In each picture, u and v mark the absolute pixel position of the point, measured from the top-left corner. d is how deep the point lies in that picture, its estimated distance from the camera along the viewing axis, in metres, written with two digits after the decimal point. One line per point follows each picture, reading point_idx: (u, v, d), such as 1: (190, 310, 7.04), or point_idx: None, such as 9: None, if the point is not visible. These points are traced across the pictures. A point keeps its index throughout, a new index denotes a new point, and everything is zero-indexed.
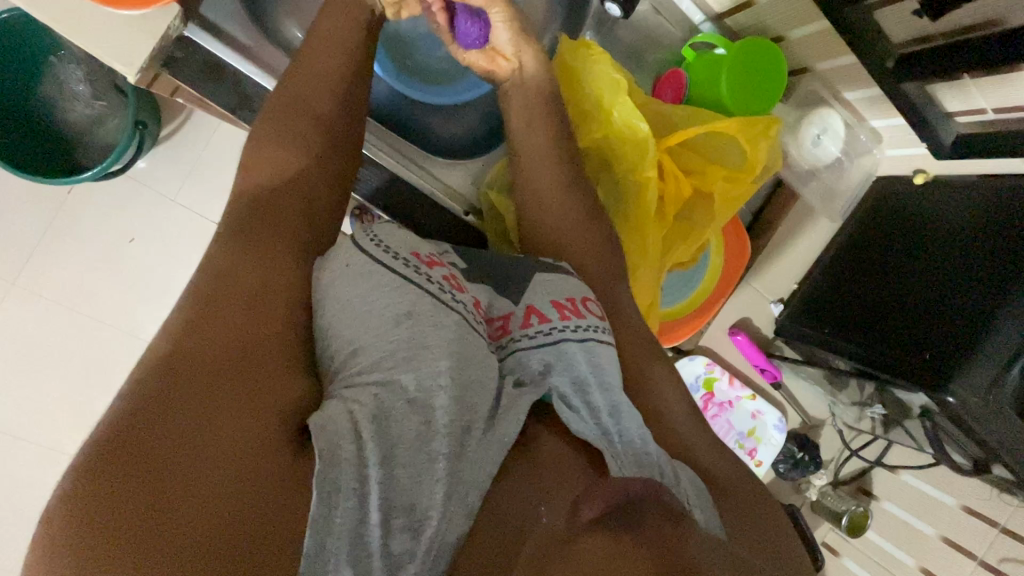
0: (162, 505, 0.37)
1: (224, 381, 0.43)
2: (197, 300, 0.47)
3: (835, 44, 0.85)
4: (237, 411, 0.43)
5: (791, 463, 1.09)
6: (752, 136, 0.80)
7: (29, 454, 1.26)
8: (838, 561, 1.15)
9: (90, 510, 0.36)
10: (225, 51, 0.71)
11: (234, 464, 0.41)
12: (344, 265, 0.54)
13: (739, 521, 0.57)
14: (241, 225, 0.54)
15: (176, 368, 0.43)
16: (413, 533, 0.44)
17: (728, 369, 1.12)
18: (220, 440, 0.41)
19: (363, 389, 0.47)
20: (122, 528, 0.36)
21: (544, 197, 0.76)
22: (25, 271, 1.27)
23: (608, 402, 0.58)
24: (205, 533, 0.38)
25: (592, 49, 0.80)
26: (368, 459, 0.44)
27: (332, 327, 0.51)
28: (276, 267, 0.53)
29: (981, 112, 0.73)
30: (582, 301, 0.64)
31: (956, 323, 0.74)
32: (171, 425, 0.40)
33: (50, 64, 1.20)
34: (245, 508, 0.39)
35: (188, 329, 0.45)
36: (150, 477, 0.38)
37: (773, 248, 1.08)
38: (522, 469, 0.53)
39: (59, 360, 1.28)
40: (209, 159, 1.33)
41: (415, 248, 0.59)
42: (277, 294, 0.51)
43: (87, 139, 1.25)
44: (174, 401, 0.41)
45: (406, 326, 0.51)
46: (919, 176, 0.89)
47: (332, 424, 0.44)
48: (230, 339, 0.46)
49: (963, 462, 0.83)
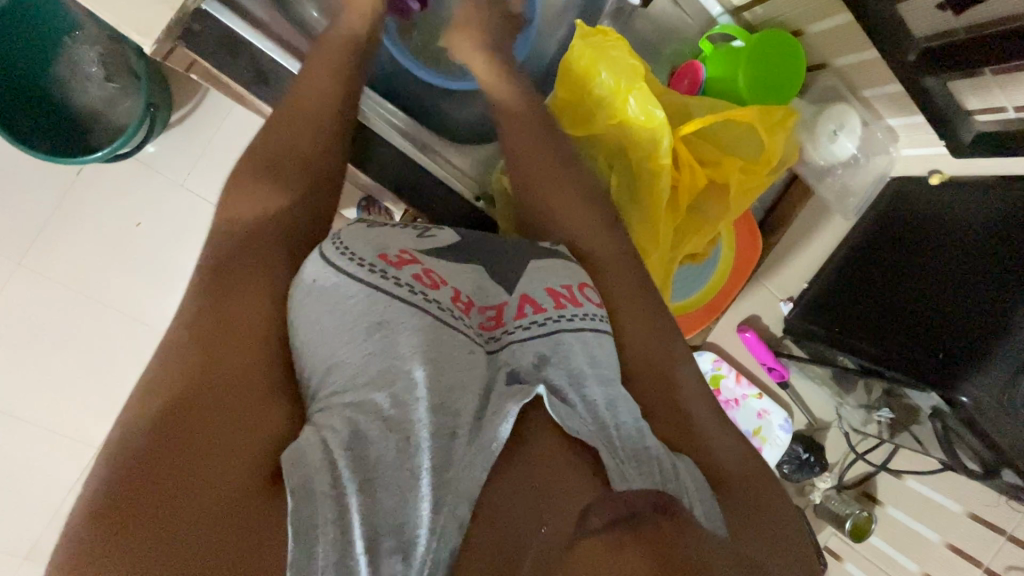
0: (156, 516, 0.40)
1: (212, 410, 0.46)
2: (196, 326, 0.51)
3: (855, 37, 0.84)
4: (225, 447, 0.44)
5: (797, 464, 1.06)
6: (770, 125, 0.80)
7: (31, 434, 1.28)
8: (841, 566, 1.13)
9: (95, 522, 0.39)
10: (244, 27, 0.71)
11: (224, 476, 0.43)
12: (311, 281, 0.55)
13: (747, 523, 0.55)
14: (234, 257, 0.57)
15: (172, 412, 0.45)
16: (404, 556, 0.46)
17: (736, 366, 1.10)
18: (210, 481, 0.42)
19: (338, 414, 0.49)
20: (121, 537, 0.39)
21: (540, 189, 0.75)
22: (32, 249, 1.27)
23: (603, 394, 0.57)
24: (193, 541, 0.40)
25: (612, 40, 0.80)
26: (346, 487, 0.45)
27: (304, 351, 0.53)
28: (250, 289, 0.55)
29: (1002, 110, 0.72)
30: (579, 288, 0.64)
31: (972, 328, 0.73)
32: (164, 470, 0.42)
33: (65, 45, 1.22)
34: (230, 524, 0.41)
35: (182, 372, 0.47)
36: (140, 502, 0.40)
37: (785, 247, 1.07)
38: (519, 474, 0.50)
39: (65, 342, 1.30)
40: (223, 140, 1.34)
41: (383, 250, 0.58)
42: (250, 328, 0.52)
43: (99, 121, 1.26)
44: (167, 448, 0.43)
45: (377, 337, 0.52)
46: (935, 176, 0.88)
47: (306, 455, 0.45)
48: (223, 379, 0.48)
49: (975, 466, 0.81)
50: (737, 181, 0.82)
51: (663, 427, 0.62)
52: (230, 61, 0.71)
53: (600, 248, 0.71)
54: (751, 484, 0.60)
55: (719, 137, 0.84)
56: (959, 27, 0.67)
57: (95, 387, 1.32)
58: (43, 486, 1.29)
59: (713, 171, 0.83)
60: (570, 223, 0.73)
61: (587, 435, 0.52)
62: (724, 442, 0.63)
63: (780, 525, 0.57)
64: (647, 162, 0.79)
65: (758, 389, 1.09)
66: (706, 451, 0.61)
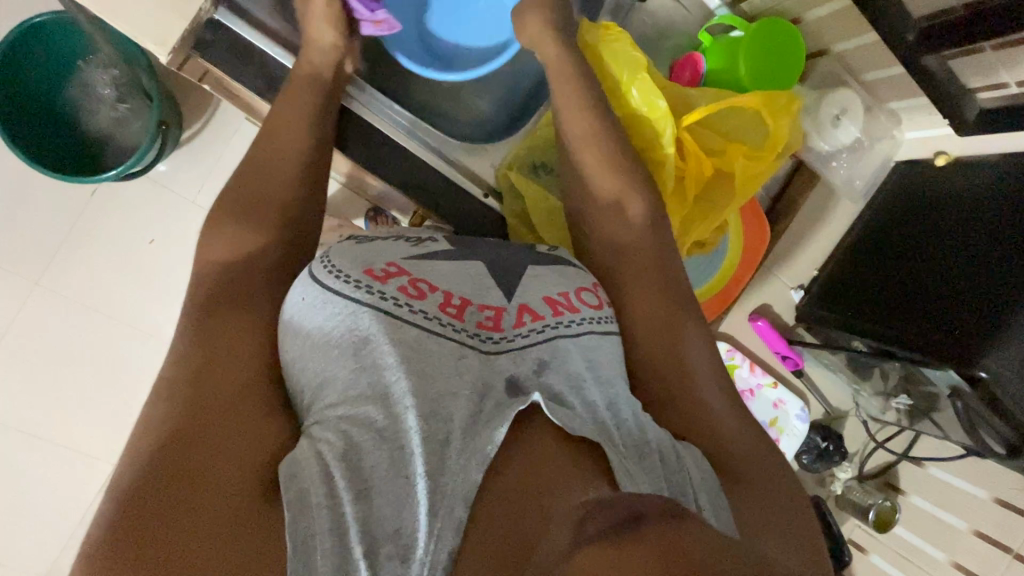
0: (170, 523, 0.43)
1: (220, 421, 0.49)
2: (198, 348, 0.54)
3: (857, 19, 0.85)
4: (231, 454, 0.48)
5: (816, 453, 1.06)
6: (774, 110, 0.81)
7: (47, 452, 1.29)
8: (866, 559, 1.10)
9: (121, 529, 0.43)
10: (253, 34, 0.73)
11: (231, 480, 0.46)
12: (299, 298, 0.57)
13: (753, 513, 0.56)
14: (213, 297, 0.59)
15: (160, 457, 0.46)
16: (402, 560, 0.46)
17: (749, 355, 1.09)
18: (201, 523, 0.44)
19: (332, 427, 0.51)
20: (139, 543, 0.42)
21: (587, 188, 0.76)
22: (50, 268, 1.30)
23: (603, 395, 0.58)
24: (206, 543, 0.43)
25: (621, 36, 0.82)
26: (341, 496, 0.47)
27: (294, 363, 0.55)
28: (244, 316, 0.58)
29: (1004, 86, 0.73)
30: (577, 293, 0.64)
31: (980, 304, 0.73)
32: (175, 478, 0.45)
33: (79, 69, 1.26)
34: (237, 529, 0.44)
35: (174, 410, 0.49)
36: (157, 507, 0.44)
37: (795, 238, 1.05)
38: (515, 473, 0.51)
39: (81, 360, 1.31)
40: (232, 154, 1.36)
41: (368, 265, 0.59)
42: (239, 357, 0.55)
43: (113, 141, 1.29)
44: (164, 485, 0.45)
45: (363, 353, 0.54)
46: (941, 157, 0.89)
47: (301, 469, 0.47)
48: (215, 413, 0.50)
49: (998, 447, 0.78)
50: (742, 168, 0.82)
51: (683, 417, 0.62)
52: (241, 65, 0.73)
53: (608, 250, 0.73)
54: (766, 471, 0.59)
55: (723, 125, 0.84)
56: (957, 6, 0.69)
57: (108, 402, 1.33)
58: (56, 504, 1.30)
59: (719, 160, 0.83)
60: (596, 221, 0.75)
61: (588, 431, 0.53)
62: (740, 431, 0.62)
63: (788, 506, 0.58)
64: (654, 151, 0.81)
65: (773, 378, 1.08)
66: (716, 444, 0.60)
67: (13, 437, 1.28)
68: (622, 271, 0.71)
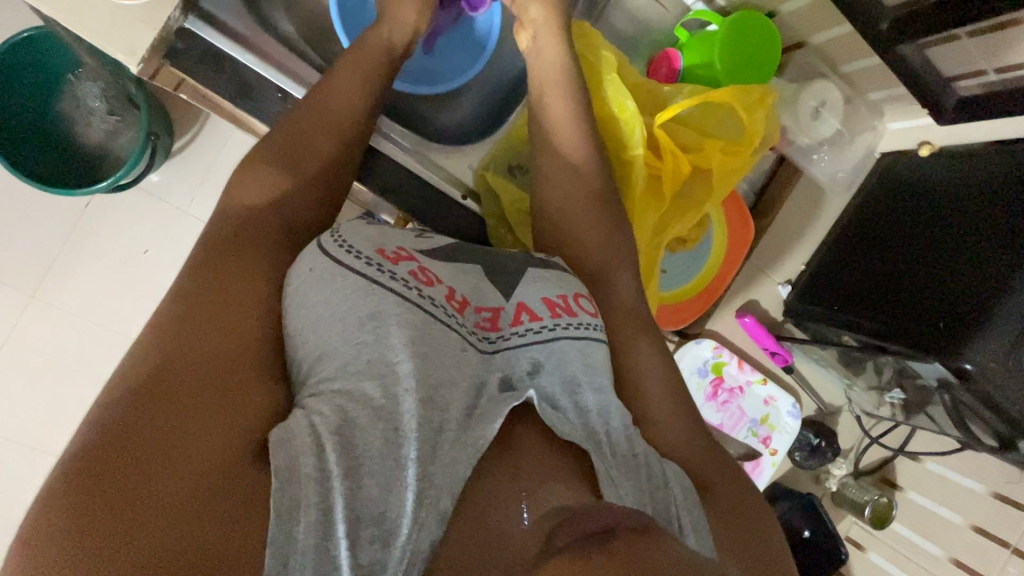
0: (132, 503, 0.41)
1: (197, 397, 0.47)
2: (176, 315, 0.51)
3: (829, 12, 0.86)
4: (203, 435, 0.45)
5: (809, 450, 1.05)
6: (749, 105, 0.81)
7: (43, 463, 1.30)
8: (863, 556, 1.09)
9: (80, 503, 0.40)
10: (224, 42, 0.73)
11: (206, 463, 0.44)
12: (308, 270, 0.56)
13: (724, 517, 0.56)
14: (194, 285, 0.53)
15: (148, 396, 0.45)
16: (384, 543, 0.46)
17: (737, 353, 1.07)
18: (166, 484, 0.42)
19: (328, 400, 0.50)
20: (96, 523, 0.40)
21: (558, 185, 0.75)
22: (46, 281, 1.30)
23: (597, 401, 0.57)
24: (170, 528, 0.41)
25: (593, 36, 0.82)
26: (330, 471, 0.46)
27: (299, 334, 0.54)
28: (238, 281, 0.55)
29: (981, 74, 0.73)
30: (574, 299, 0.62)
31: (971, 294, 0.72)
32: (144, 452, 0.43)
33: (69, 82, 1.27)
34: (210, 517, 0.42)
35: (144, 378, 0.46)
36: (120, 484, 0.41)
37: (785, 230, 1.03)
38: (504, 469, 0.52)
39: (76, 371, 1.32)
40: (222, 165, 1.37)
41: (380, 245, 0.59)
42: (227, 327, 0.52)
43: (104, 153, 1.30)
44: (130, 460, 0.42)
45: (369, 328, 0.53)
46: (925, 147, 0.88)
47: (293, 437, 0.46)
48: (190, 385, 0.47)
49: (991, 440, 0.77)
50: (719, 163, 0.82)
51: (664, 414, 0.63)
52: (216, 73, 0.73)
53: (594, 242, 0.73)
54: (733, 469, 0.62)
55: (698, 121, 0.85)
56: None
57: None
58: None
59: (696, 156, 0.82)
60: (575, 214, 0.74)
61: (577, 436, 0.53)
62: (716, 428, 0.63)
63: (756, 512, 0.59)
64: (620, 152, 0.81)
65: (762, 374, 1.07)
66: (688, 448, 0.61)
67: (14, 450, 1.29)
68: (611, 270, 0.71)
